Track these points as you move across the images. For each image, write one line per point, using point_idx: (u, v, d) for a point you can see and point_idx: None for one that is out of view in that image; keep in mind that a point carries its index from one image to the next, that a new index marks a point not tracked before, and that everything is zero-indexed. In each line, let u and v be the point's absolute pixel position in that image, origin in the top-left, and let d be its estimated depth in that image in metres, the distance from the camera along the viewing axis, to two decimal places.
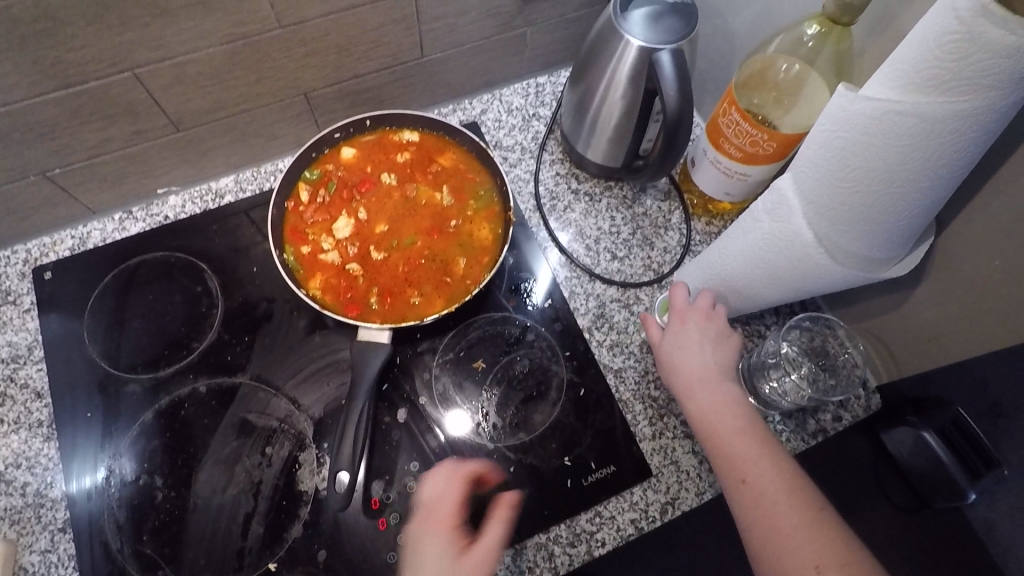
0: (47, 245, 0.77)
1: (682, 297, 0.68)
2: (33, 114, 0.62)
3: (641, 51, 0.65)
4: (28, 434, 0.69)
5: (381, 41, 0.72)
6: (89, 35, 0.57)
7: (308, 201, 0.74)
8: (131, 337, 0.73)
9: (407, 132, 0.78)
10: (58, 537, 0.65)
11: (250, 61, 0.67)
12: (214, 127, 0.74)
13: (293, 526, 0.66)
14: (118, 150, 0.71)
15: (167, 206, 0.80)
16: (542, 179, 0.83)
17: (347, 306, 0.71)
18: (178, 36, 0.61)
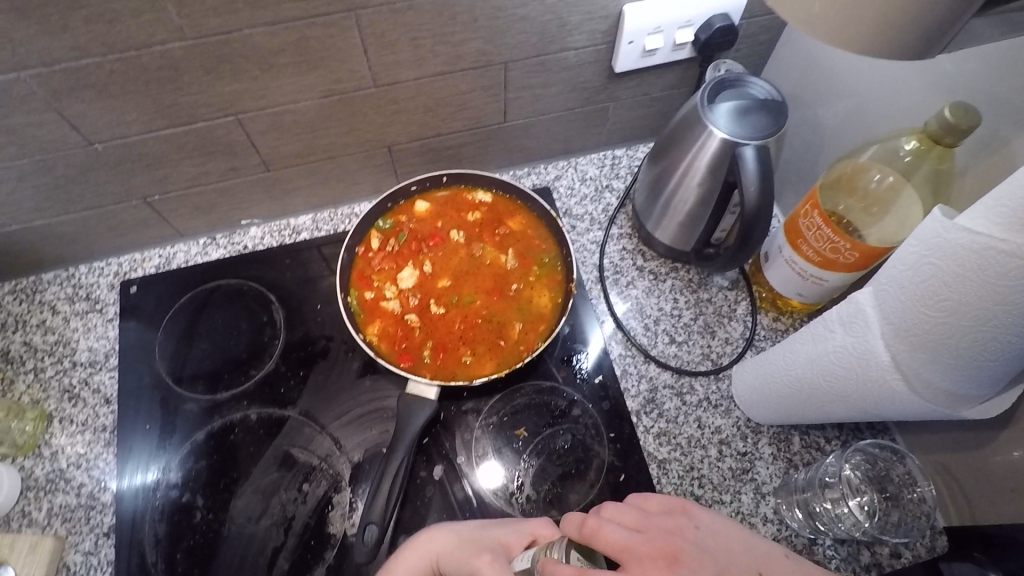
0: (137, 261, 0.83)
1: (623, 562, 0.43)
2: (144, 147, 0.67)
3: (723, 145, 0.64)
4: (92, 436, 0.73)
5: (466, 106, 0.75)
6: (204, 83, 0.62)
7: (378, 248, 0.77)
8: (196, 356, 0.77)
9: (481, 192, 0.80)
10: (101, 541, 0.68)
11: (342, 114, 0.71)
12: (301, 170, 0.78)
13: (317, 569, 0.66)
14: (212, 183, 0.75)
15: (248, 236, 0.85)
16: (608, 252, 0.83)
17: (400, 356, 0.72)
18: (281, 89, 0.65)
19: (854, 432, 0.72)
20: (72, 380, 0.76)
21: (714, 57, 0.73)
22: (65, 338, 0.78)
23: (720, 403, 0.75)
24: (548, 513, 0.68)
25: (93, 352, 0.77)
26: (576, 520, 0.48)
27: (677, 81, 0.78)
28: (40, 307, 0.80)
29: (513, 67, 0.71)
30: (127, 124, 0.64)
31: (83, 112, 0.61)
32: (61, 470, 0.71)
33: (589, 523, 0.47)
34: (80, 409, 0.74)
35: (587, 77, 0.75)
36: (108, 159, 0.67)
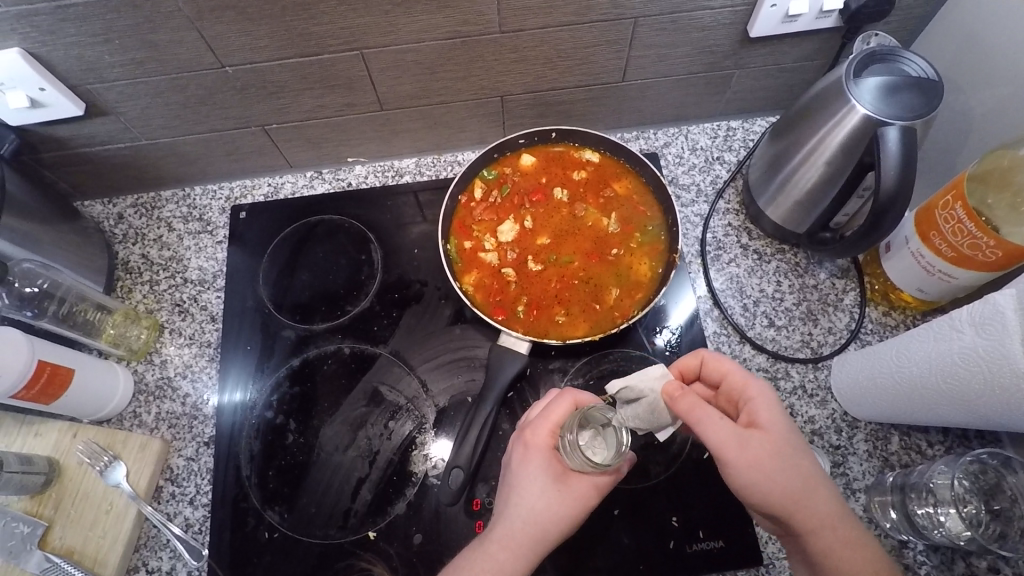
0: (247, 188, 0.86)
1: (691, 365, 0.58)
2: (270, 74, 0.68)
3: (865, 123, 0.60)
4: (198, 350, 0.77)
5: (587, 60, 0.73)
6: (336, 14, 0.61)
7: (481, 199, 0.76)
8: (297, 286, 0.79)
9: (589, 151, 0.77)
10: (202, 449, 0.73)
11: (462, 58, 0.70)
12: (414, 112, 0.78)
13: (398, 503, 0.68)
14: (326, 117, 0.76)
15: (352, 174, 0.86)
16: (711, 226, 0.81)
17: (494, 309, 0.72)
18: (409, 26, 0.64)
19: (959, 439, 0.69)
20: (182, 296, 0.80)
21: (862, 27, 0.68)
22: (179, 255, 0.82)
23: (816, 392, 0.72)
24: (627, 480, 0.68)
25: (203, 272, 0.81)
26: (763, 395, 0.52)
27: (813, 50, 0.74)
28: (157, 222, 0.84)
29: (643, 22, 0.68)
30: (258, 51, 0.65)
31: (220, 35, 0.62)
32: (169, 378, 0.76)
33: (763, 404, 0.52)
34: (188, 323, 0.78)
35: (717, 39, 0.71)
36: (236, 83, 0.69)
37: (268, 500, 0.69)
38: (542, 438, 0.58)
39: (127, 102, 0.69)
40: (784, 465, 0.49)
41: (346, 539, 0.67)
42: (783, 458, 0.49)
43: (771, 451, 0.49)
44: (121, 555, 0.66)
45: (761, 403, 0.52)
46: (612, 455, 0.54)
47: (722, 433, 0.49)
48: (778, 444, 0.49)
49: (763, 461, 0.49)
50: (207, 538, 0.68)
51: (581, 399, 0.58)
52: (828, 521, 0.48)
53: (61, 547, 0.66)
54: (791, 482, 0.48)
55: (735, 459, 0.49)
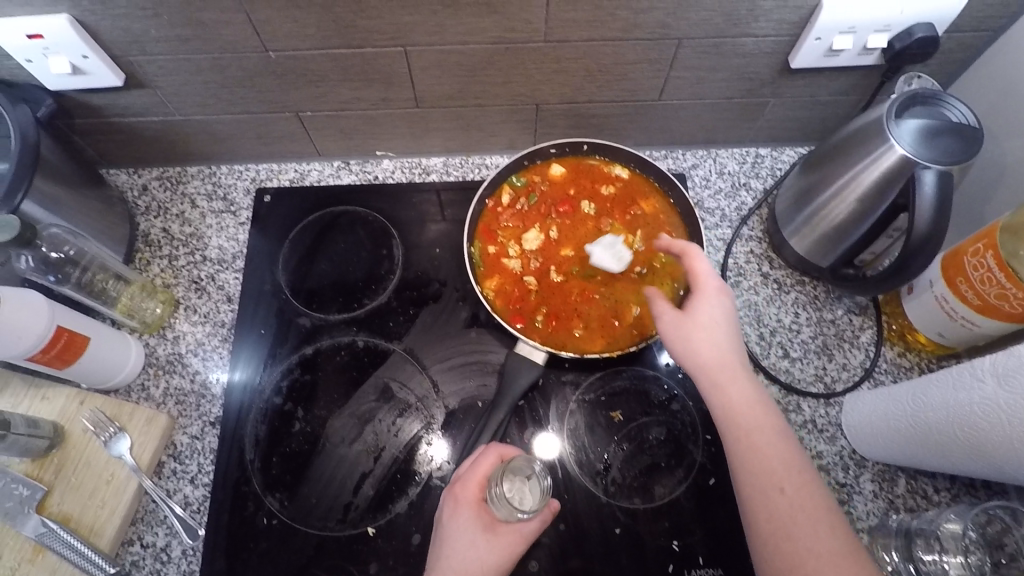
0: (274, 172, 0.86)
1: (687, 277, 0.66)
2: (311, 62, 0.68)
3: (902, 165, 0.60)
4: (211, 329, 0.77)
5: (627, 76, 0.73)
6: (386, 10, 0.62)
7: (507, 205, 0.75)
8: (315, 274, 0.79)
9: (619, 167, 0.77)
10: (207, 429, 0.73)
11: (503, 64, 0.70)
12: (448, 112, 0.78)
13: (399, 501, 0.68)
14: (360, 110, 0.76)
15: (379, 168, 0.86)
16: (733, 252, 0.81)
17: (513, 316, 0.71)
18: (456, 28, 0.64)
19: (967, 488, 0.69)
20: (200, 273, 0.80)
21: (903, 69, 0.69)
22: (200, 233, 0.82)
23: (826, 428, 0.72)
24: (630, 499, 0.68)
25: (222, 252, 0.81)
26: (710, 279, 0.58)
27: (851, 86, 0.74)
28: (181, 198, 0.84)
29: (686, 44, 0.68)
30: (304, 39, 0.65)
31: (267, 19, 0.62)
32: (180, 354, 0.76)
33: (708, 287, 0.58)
34: (203, 301, 0.78)
35: (757, 67, 0.71)
36: (277, 69, 0.69)
37: (270, 487, 0.69)
38: (470, 491, 0.58)
39: (167, 77, 0.69)
40: (709, 338, 0.56)
41: (344, 532, 0.67)
42: (709, 334, 0.56)
43: (702, 326, 0.57)
44: (118, 527, 0.66)
45: (706, 290, 0.58)
46: (535, 499, 0.58)
47: (670, 310, 0.58)
48: (709, 323, 0.57)
49: (691, 334, 0.57)
50: (205, 519, 0.68)
51: (505, 452, 0.59)
52: (748, 400, 0.53)
53: (58, 513, 0.66)
54: (716, 355, 0.56)
55: (672, 329, 0.58)
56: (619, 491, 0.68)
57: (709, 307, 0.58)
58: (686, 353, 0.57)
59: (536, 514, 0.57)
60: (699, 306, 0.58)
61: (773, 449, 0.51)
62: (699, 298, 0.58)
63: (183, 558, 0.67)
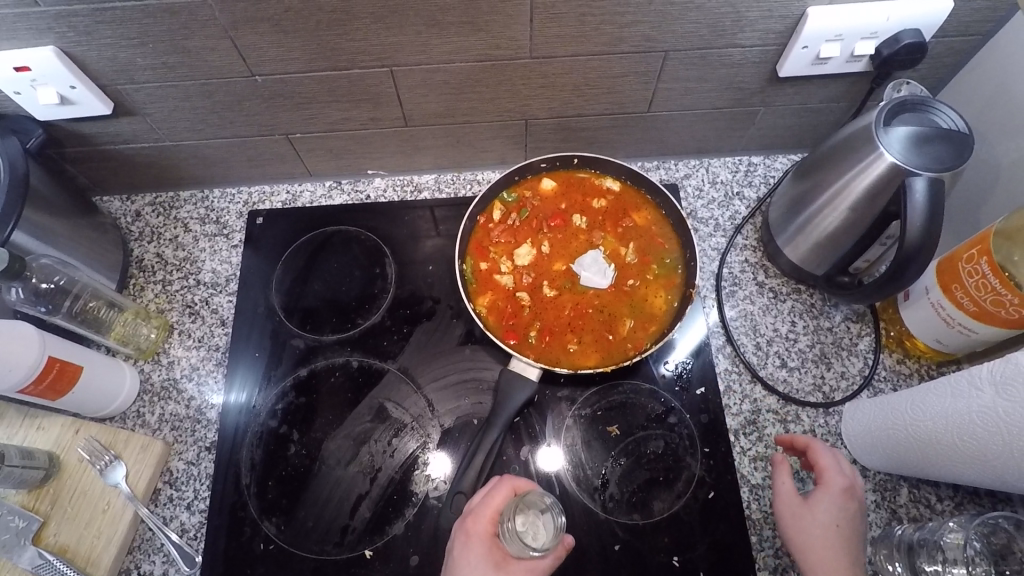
0: (266, 193, 0.86)
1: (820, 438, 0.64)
2: (299, 85, 0.68)
3: (892, 171, 0.59)
4: (206, 353, 0.77)
5: (615, 89, 0.73)
6: (371, 31, 0.62)
7: (499, 221, 0.75)
8: (309, 295, 0.79)
9: (610, 179, 0.77)
10: (203, 454, 0.72)
11: (490, 80, 0.70)
12: (437, 130, 0.78)
13: (396, 523, 0.67)
14: (350, 130, 0.76)
15: (371, 187, 0.86)
16: (728, 262, 0.80)
17: (506, 332, 0.70)
18: (441, 47, 0.64)
19: (971, 497, 0.68)
20: (194, 297, 0.80)
21: (892, 75, 0.68)
22: (193, 257, 0.82)
23: (826, 438, 0.71)
24: (629, 515, 0.67)
25: (215, 275, 0.81)
26: (836, 478, 0.58)
27: (840, 93, 0.74)
28: (174, 223, 0.84)
29: (673, 56, 0.68)
30: (290, 62, 0.65)
31: (252, 44, 0.62)
32: (174, 379, 0.76)
33: (832, 485, 0.57)
34: (198, 325, 0.78)
35: (745, 77, 0.71)
36: (265, 92, 0.69)
37: (267, 511, 0.69)
38: (482, 525, 0.57)
39: (155, 103, 0.70)
40: (825, 536, 0.55)
41: (341, 555, 0.67)
42: (826, 529, 0.55)
43: (819, 519, 0.56)
44: (115, 556, 0.66)
45: (829, 485, 0.57)
46: (548, 535, 0.58)
47: (788, 490, 0.58)
48: (829, 519, 0.56)
49: (806, 522, 0.56)
50: (202, 545, 0.68)
51: (518, 486, 0.59)
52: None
53: (54, 544, 0.65)
54: (825, 543, 0.54)
55: (788, 509, 0.58)
56: (617, 506, 0.67)
57: (831, 504, 0.56)
58: (793, 534, 0.56)
59: (549, 552, 0.57)
60: (820, 499, 0.57)
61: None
62: (823, 488, 0.57)
63: None
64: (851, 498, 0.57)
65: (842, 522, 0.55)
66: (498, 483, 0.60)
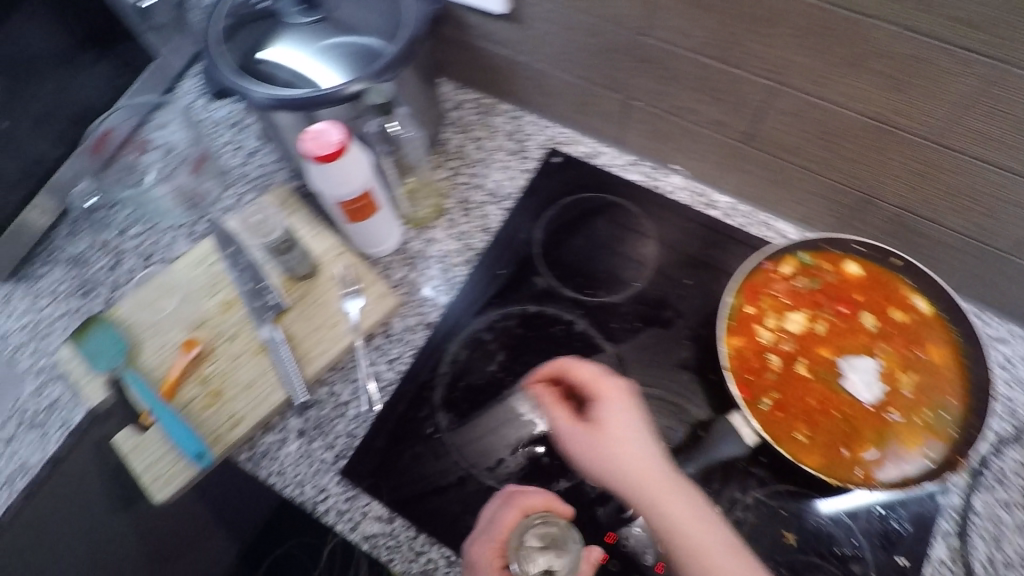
0: (573, 138, 0.88)
1: (590, 372, 0.62)
2: (677, 61, 0.69)
3: None
4: (460, 248, 0.83)
5: (992, 211, 0.64)
6: (784, 43, 0.60)
7: (784, 277, 0.71)
8: (569, 247, 0.81)
9: (923, 298, 0.68)
10: (419, 328, 0.78)
11: (863, 141, 0.65)
12: (769, 162, 0.74)
13: (547, 484, 0.69)
14: (687, 121, 0.76)
15: (668, 181, 0.85)
16: (1001, 452, 0.68)
17: (740, 384, 0.66)
18: (840, 88, 0.61)
19: None
20: (473, 196, 0.86)
21: None
22: (486, 162, 0.87)
23: None
24: None
25: (500, 187, 0.86)
26: (632, 464, 0.56)
27: None
28: (486, 126, 0.90)
29: None
30: (686, 38, 0.65)
31: (668, 8, 0.63)
32: (426, 253, 0.83)
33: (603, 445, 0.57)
34: (465, 221, 0.84)
35: None
36: (641, 53, 0.70)
37: (447, 405, 0.73)
38: (493, 561, 0.59)
39: (546, 21, 0.74)
40: (609, 464, 0.56)
41: (487, 481, 0.70)
42: (638, 462, 0.56)
43: (628, 451, 0.57)
44: (322, 365, 0.75)
45: (592, 418, 0.59)
46: (565, 564, 0.61)
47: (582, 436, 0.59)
48: (624, 444, 0.57)
49: (608, 451, 0.57)
50: (386, 398, 0.75)
51: (546, 501, 0.62)
52: (638, 447, 0.57)
53: (286, 329, 0.76)
54: (646, 477, 0.55)
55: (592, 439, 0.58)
56: None
57: (615, 412, 0.59)
58: (604, 462, 0.57)
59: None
60: (602, 437, 0.58)
61: (682, 515, 0.53)
62: (598, 430, 0.58)
63: (354, 420, 0.74)
64: (651, 444, 0.57)
65: (653, 467, 0.56)
66: (505, 503, 0.62)
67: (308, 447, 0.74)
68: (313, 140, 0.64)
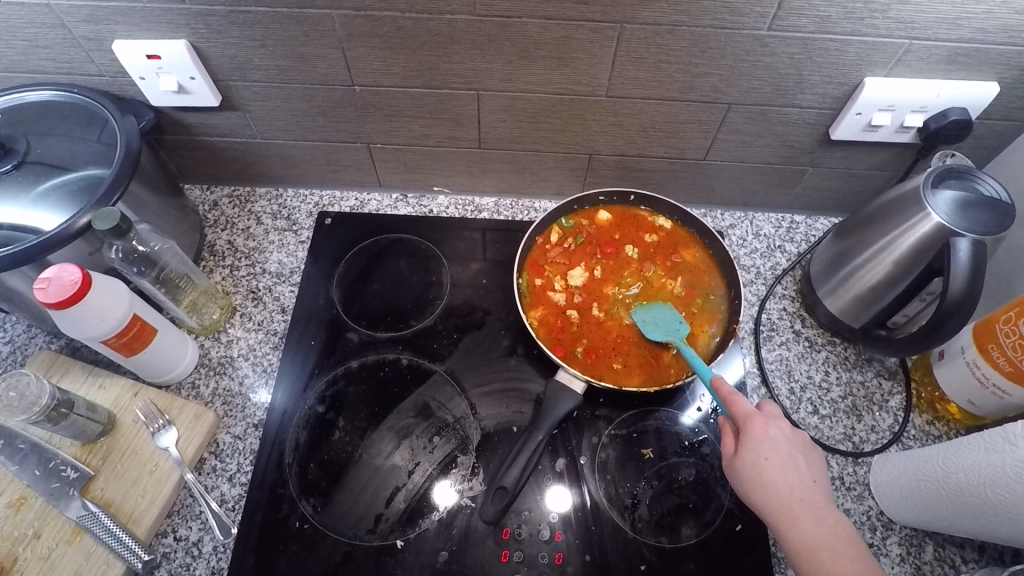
0: (334, 198, 0.94)
1: None
2: (391, 98, 0.76)
3: (938, 231, 0.63)
4: (264, 336, 0.81)
5: (676, 135, 0.79)
6: (467, 55, 0.69)
7: (555, 242, 0.81)
8: (367, 294, 0.84)
9: (662, 218, 0.82)
10: (250, 430, 0.75)
11: (564, 113, 0.76)
12: (506, 155, 0.85)
13: (429, 518, 0.68)
14: (426, 146, 0.84)
15: (436, 202, 0.93)
16: (767, 308, 0.85)
17: (554, 344, 0.74)
18: (527, 77, 0.71)
19: (996, 559, 0.68)
20: (259, 284, 0.85)
21: (938, 147, 0.74)
22: (262, 247, 0.89)
23: (854, 486, 0.73)
24: (657, 536, 0.68)
25: (282, 266, 0.87)
26: (751, 414, 0.58)
27: (884, 161, 0.81)
28: (248, 214, 0.91)
29: (736, 109, 0.74)
30: (390, 76, 0.72)
31: (359, 56, 0.70)
32: (231, 357, 0.80)
33: (749, 422, 0.58)
34: (259, 310, 0.83)
35: (798, 136, 0.78)
36: (359, 102, 0.77)
37: (306, 492, 0.70)
38: None
39: (259, 101, 0.78)
40: (760, 470, 0.55)
41: (374, 543, 0.67)
42: (757, 466, 0.56)
43: (749, 461, 0.56)
44: (155, 517, 0.67)
45: (746, 424, 0.58)
46: None
47: (746, 406, 0.59)
48: (757, 456, 0.56)
49: (737, 468, 0.57)
50: (239, 518, 0.69)
51: None
52: (786, 478, 0.54)
53: (100, 498, 0.68)
54: (766, 484, 0.55)
55: (727, 468, 0.58)
56: (646, 526, 0.68)
57: None
58: None
59: None
60: (753, 435, 0.57)
61: None
62: (749, 431, 0.57)
63: (214, 554, 0.68)
64: None
65: None
66: None
67: None
68: (47, 289, 0.59)
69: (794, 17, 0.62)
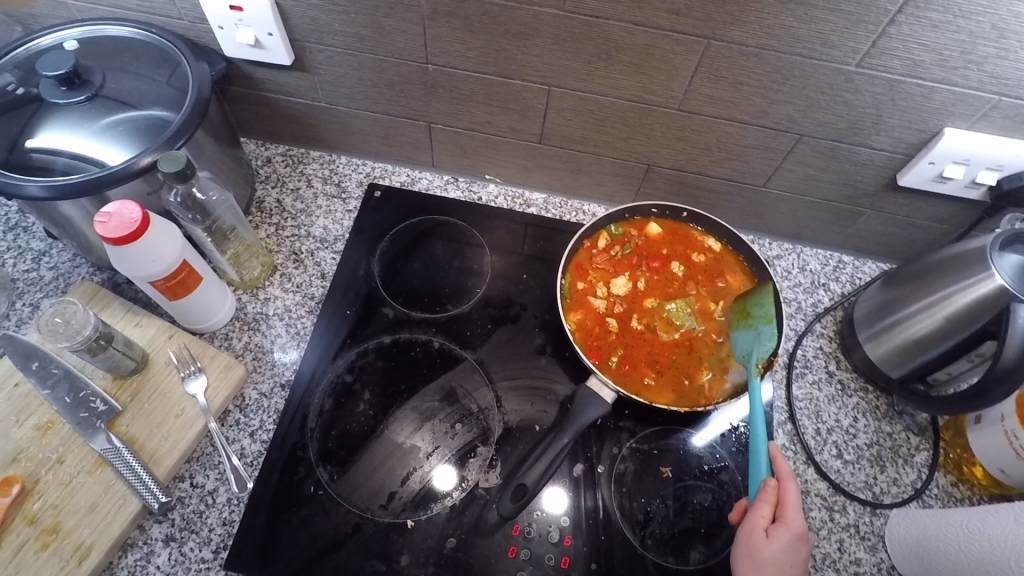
0: (386, 172, 0.94)
1: None
2: (461, 81, 0.76)
3: (999, 294, 0.62)
4: (301, 299, 0.82)
5: (741, 158, 0.78)
6: (546, 50, 0.68)
7: (602, 248, 0.80)
8: (408, 272, 0.84)
9: (712, 239, 0.82)
10: (276, 389, 0.76)
11: (631, 121, 0.76)
12: (564, 154, 0.84)
13: (441, 503, 0.68)
14: (486, 133, 0.84)
15: (485, 190, 0.93)
16: (803, 344, 0.84)
17: (589, 350, 0.74)
18: (602, 80, 0.70)
19: None
20: (302, 246, 0.86)
21: (1006, 208, 0.73)
22: (309, 210, 0.89)
23: (868, 537, 0.72)
24: (664, 556, 0.68)
25: (327, 231, 0.88)
26: (800, 519, 0.59)
27: (945, 215, 0.80)
28: (300, 176, 0.92)
29: (806, 141, 0.73)
30: (465, 60, 0.72)
31: (439, 36, 0.70)
32: (266, 315, 0.81)
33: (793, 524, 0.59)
34: (300, 272, 0.84)
35: (863, 177, 0.77)
36: (429, 81, 0.77)
37: (324, 458, 0.70)
38: None
39: (330, 66, 0.78)
40: (777, 570, 0.57)
41: (384, 519, 0.67)
42: (776, 566, 0.57)
43: (774, 555, 0.58)
44: (175, 461, 0.68)
45: (792, 525, 0.59)
46: None
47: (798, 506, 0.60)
48: (783, 557, 0.58)
49: (757, 549, 0.58)
50: (256, 474, 0.70)
51: None
52: None
53: (124, 434, 0.69)
54: None
55: (746, 537, 0.60)
56: (654, 544, 0.68)
57: None
58: None
59: None
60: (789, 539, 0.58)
61: None
62: (789, 534, 0.58)
63: (227, 505, 0.68)
64: None
65: None
66: None
67: (178, 553, 0.65)
68: (108, 224, 0.60)
69: (886, 57, 0.61)
